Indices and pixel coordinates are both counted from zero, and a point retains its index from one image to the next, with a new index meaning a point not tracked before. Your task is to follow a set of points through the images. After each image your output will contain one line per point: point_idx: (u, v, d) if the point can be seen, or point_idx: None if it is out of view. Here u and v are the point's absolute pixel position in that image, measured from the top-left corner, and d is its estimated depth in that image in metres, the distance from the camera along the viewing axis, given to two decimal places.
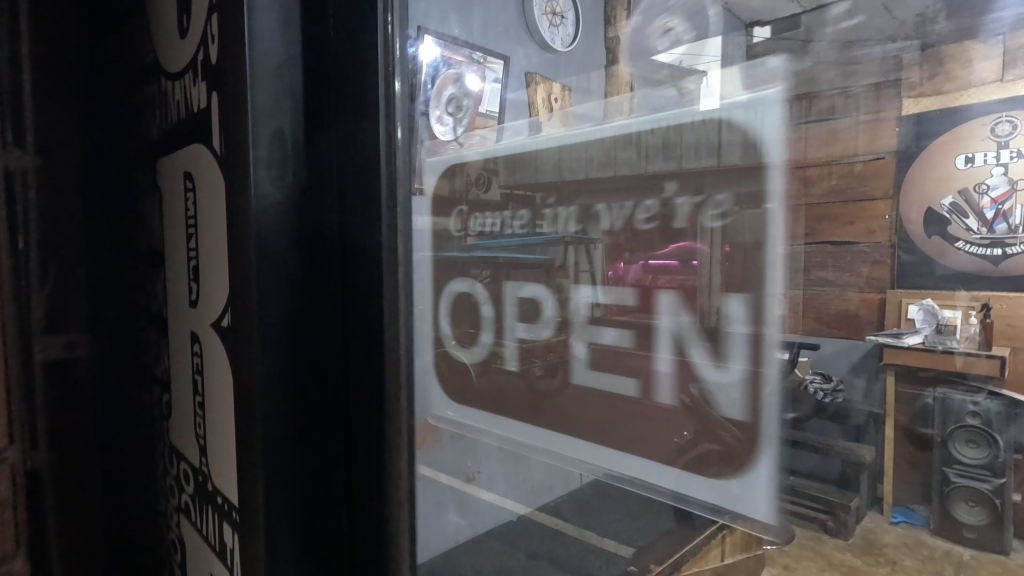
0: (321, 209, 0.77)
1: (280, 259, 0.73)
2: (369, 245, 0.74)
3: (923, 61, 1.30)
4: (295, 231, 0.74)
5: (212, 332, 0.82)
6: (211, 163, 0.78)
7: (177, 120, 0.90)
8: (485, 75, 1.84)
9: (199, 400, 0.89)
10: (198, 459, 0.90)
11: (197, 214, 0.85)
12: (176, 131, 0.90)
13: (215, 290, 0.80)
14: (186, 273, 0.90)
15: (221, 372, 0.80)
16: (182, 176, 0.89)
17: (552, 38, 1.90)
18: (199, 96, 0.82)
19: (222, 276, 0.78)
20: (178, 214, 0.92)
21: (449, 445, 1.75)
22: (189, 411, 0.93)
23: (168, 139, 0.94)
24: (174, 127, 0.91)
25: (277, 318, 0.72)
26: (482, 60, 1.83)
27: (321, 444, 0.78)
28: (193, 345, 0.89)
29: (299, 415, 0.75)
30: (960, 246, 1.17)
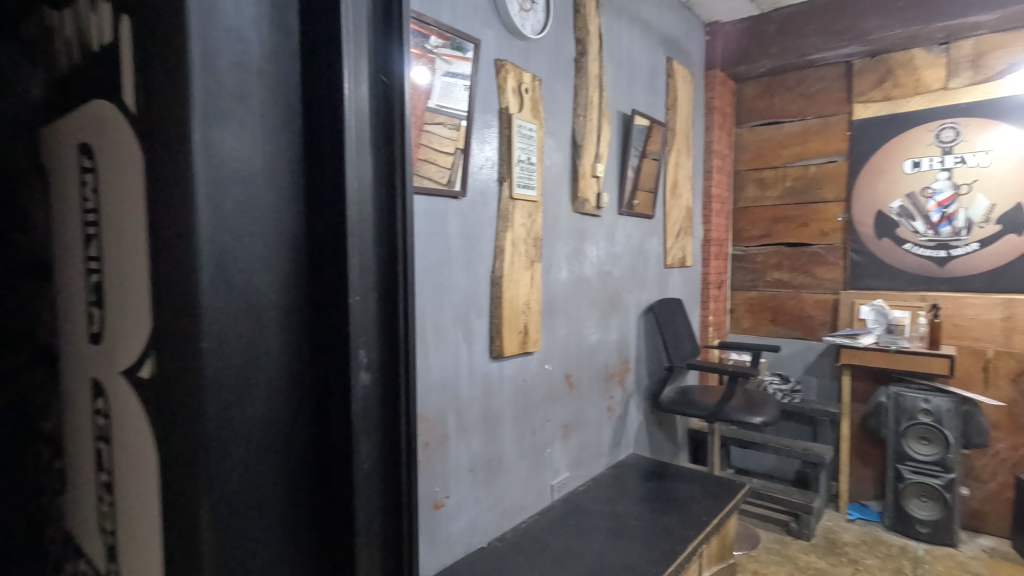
0: (303, 206, 0.57)
1: (249, 287, 0.53)
2: (368, 279, 0.59)
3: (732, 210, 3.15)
4: (275, 219, 0.55)
5: (120, 385, 0.60)
6: (121, 130, 0.56)
7: (67, 66, 0.67)
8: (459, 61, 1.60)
9: (102, 482, 0.67)
10: (105, 566, 0.68)
11: (98, 204, 0.62)
12: (67, 84, 0.67)
13: (121, 325, 0.59)
14: (83, 295, 0.66)
15: (130, 435, 0.58)
16: (77, 150, 0.65)
17: (523, 22, 1.83)
18: (101, 26, 0.58)
19: (132, 306, 0.56)
20: (71, 207, 0.68)
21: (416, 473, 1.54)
22: (91, 484, 0.69)
23: (54, 96, 0.70)
24: (64, 77, 0.67)
25: (242, 337, 0.53)
26: (457, 42, 1.60)
27: (321, 506, 0.60)
28: (93, 400, 0.66)
29: (274, 481, 0.56)
30: (908, 246, 2.84)
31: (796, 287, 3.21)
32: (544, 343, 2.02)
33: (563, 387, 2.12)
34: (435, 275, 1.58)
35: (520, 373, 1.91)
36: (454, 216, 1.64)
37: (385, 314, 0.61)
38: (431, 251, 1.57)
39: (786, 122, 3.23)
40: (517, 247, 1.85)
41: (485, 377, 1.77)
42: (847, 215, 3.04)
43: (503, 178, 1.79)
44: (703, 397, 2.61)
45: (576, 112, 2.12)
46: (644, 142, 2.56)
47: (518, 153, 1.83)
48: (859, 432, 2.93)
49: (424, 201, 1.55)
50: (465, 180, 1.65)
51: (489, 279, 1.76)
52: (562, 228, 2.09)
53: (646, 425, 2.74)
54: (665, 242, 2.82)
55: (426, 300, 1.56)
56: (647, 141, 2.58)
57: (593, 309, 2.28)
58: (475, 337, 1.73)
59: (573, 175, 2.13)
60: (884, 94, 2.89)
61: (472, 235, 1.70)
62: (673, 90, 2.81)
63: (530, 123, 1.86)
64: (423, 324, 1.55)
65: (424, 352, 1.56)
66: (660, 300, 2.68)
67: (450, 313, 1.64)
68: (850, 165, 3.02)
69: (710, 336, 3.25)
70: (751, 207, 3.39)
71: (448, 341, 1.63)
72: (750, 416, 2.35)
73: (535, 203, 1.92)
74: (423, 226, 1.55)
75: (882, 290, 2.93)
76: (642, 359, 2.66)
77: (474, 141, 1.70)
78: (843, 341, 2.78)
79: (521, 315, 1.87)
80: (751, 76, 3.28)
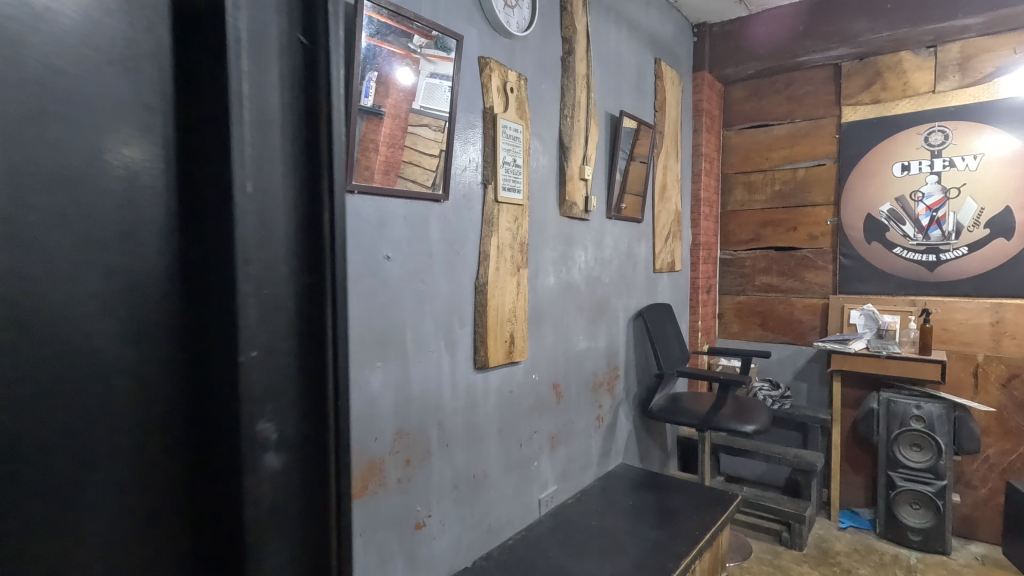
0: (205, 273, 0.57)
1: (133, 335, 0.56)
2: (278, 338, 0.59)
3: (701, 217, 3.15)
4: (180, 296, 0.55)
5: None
6: None
7: None
8: (443, 61, 1.53)
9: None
10: None
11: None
12: None
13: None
14: None
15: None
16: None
17: (508, 19, 1.76)
18: None
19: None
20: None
21: (395, 492, 1.46)
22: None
23: None
24: None
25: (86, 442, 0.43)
26: (442, 40, 1.52)
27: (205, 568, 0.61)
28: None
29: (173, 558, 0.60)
30: (898, 249, 2.81)
31: (785, 292, 3.18)
32: (530, 352, 1.94)
33: (550, 397, 2.05)
34: (416, 283, 1.50)
35: (505, 384, 1.83)
36: (437, 221, 1.56)
37: (305, 372, 0.60)
38: (412, 258, 1.49)
39: (775, 125, 3.20)
40: (503, 252, 1.77)
41: (469, 389, 1.69)
42: (837, 219, 3.01)
43: (488, 181, 1.71)
44: (694, 404, 2.55)
45: (563, 112, 2.06)
46: (632, 144, 2.51)
47: (504, 155, 1.75)
48: (849, 438, 2.90)
49: (405, 204, 1.46)
50: (448, 183, 1.57)
51: (473, 285, 1.69)
52: (549, 233, 2.02)
53: (635, 433, 2.67)
54: (654, 246, 2.76)
55: (407, 310, 1.48)
56: (635, 143, 2.52)
57: (581, 315, 2.21)
58: (458, 347, 1.64)
59: (560, 178, 2.07)
60: (872, 97, 2.87)
61: (455, 241, 1.62)
62: (661, 91, 2.76)
63: (515, 123, 1.79)
64: (403, 335, 1.47)
65: (405, 364, 1.48)
66: (650, 306, 2.62)
67: (432, 322, 1.55)
68: (839, 168, 2.99)
69: (699, 341, 3.19)
70: (739, 210, 3.35)
71: (430, 352, 1.55)
72: (741, 425, 2.30)
73: (521, 206, 1.85)
74: (404, 232, 1.46)
75: (870, 294, 2.90)
76: (631, 366, 2.60)
77: (458, 142, 1.62)
78: (833, 347, 2.76)
79: (506, 324, 1.79)
80: (739, 78, 3.25)
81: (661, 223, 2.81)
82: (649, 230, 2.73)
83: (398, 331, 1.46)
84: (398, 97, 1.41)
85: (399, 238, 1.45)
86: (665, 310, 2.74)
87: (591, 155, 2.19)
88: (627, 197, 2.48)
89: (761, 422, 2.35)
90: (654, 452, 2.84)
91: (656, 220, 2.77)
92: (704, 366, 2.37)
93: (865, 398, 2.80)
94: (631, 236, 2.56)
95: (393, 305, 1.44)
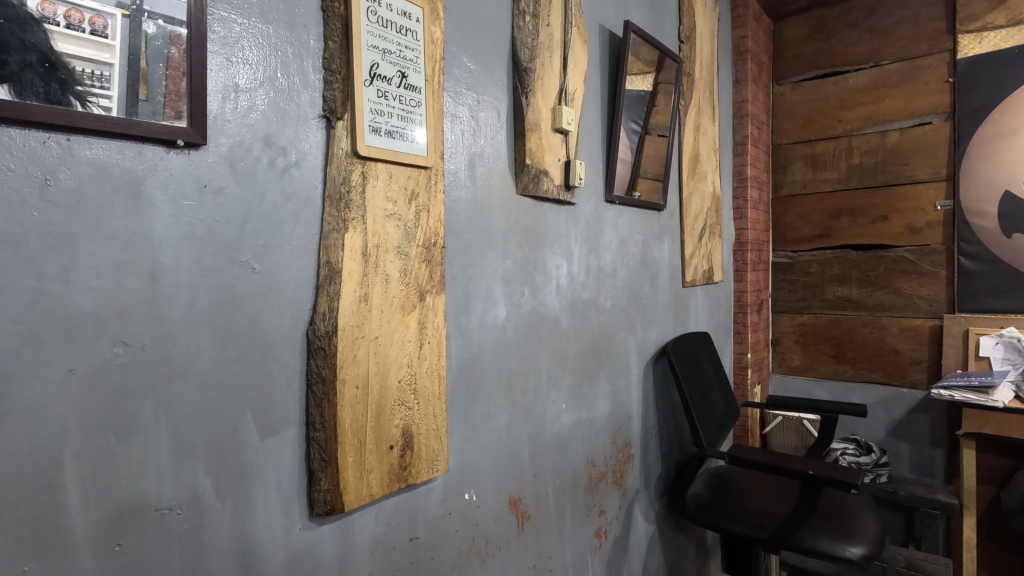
0: None
1: None
2: None
3: (743, 210, 2.22)
4: None
5: None
6: None
7: None
8: (435, 16, 0.94)
9: None
10: None
11: None
12: None
13: None
14: None
15: None
16: None
17: None
18: None
19: None
20: None
21: None
22: None
23: None
24: None
25: None
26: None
27: None
28: None
29: None
30: None
31: (872, 309, 2.21)
32: (456, 452, 1.02)
33: (503, 527, 1.12)
34: (97, 350, 0.59)
35: (394, 533, 0.90)
36: (162, 189, 0.64)
37: None
38: (73, 287, 0.58)
39: (850, 72, 2.25)
40: (378, 265, 0.85)
41: (290, 571, 0.76)
42: (950, 202, 2.04)
43: (333, 112, 0.80)
44: (755, 496, 1.55)
45: (517, 6, 1.12)
46: (649, 111, 1.59)
47: (373, 61, 0.83)
48: (984, 531, 1.90)
49: (25, 147, 0.54)
50: (197, 105, 0.65)
51: (300, 341, 0.77)
52: (495, 227, 1.10)
53: (662, 536, 1.71)
54: (682, 248, 1.82)
55: (61, 422, 0.57)
56: (653, 109, 1.61)
57: (562, 371, 1.28)
58: (258, 484, 0.73)
59: (515, 126, 1.14)
60: (1011, 14, 1.90)
61: (237, 241, 0.70)
62: (690, 14, 1.83)
63: (403, 3, 0.88)
64: (53, 489, 0.56)
65: (63, 564, 0.57)
66: (678, 339, 1.67)
67: (165, 441, 0.64)
68: (954, 126, 2.02)
69: (748, 383, 2.23)
70: (800, 194, 2.39)
71: (154, 516, 0.63)
72: (837, 549, 1.30)
73: (425, 171, 0.93)
74: (32, 218, 0.55)
75: (1014, 314, 1.91)
76: (650, 436, 1.66)
77: (235, 13, 0.70)
78: (966, 396, 1.77)
79: (389, 412, 0.87)
80: (797, 7, 2.30)
81: (692, 215, 1.87)
82: (675, 224, 1.79)
83: (28, 482, 0.55)
84: (241, 23, 0.70)
85: (14, 239, 0.54)
86: (705, 345, 1.80)
87: (575, 91, 1.27)
88: (637, 172, 1.55)
89: (878, 542, 1.34)
90: (693, 560, 1.88)
91: (683, 210, 1.83)
92: (771, 454, 1.39)
93: (1014, 475, 1.79)
94: (646, 236, 1.63)
95: (3, 420, 0.53)
